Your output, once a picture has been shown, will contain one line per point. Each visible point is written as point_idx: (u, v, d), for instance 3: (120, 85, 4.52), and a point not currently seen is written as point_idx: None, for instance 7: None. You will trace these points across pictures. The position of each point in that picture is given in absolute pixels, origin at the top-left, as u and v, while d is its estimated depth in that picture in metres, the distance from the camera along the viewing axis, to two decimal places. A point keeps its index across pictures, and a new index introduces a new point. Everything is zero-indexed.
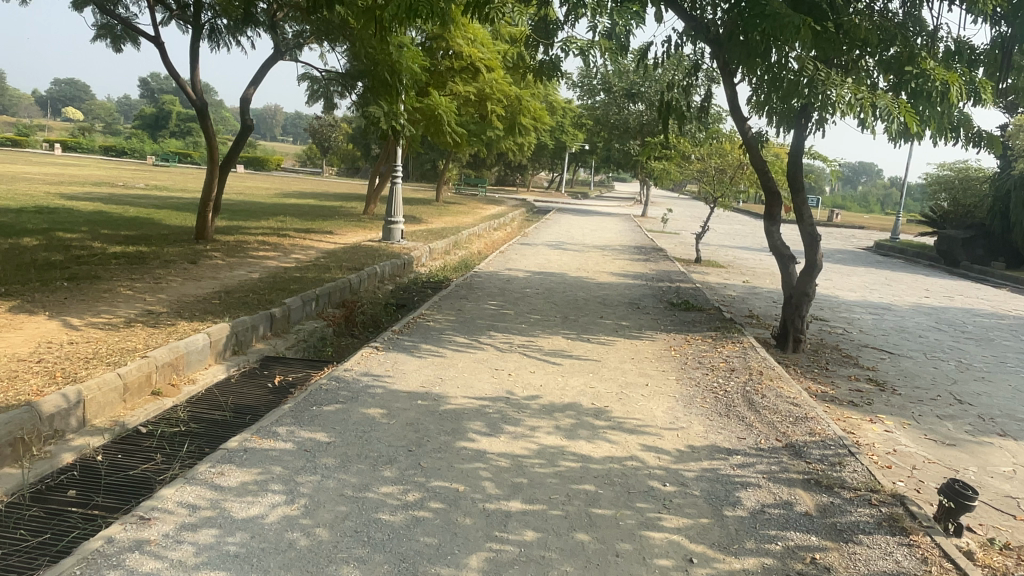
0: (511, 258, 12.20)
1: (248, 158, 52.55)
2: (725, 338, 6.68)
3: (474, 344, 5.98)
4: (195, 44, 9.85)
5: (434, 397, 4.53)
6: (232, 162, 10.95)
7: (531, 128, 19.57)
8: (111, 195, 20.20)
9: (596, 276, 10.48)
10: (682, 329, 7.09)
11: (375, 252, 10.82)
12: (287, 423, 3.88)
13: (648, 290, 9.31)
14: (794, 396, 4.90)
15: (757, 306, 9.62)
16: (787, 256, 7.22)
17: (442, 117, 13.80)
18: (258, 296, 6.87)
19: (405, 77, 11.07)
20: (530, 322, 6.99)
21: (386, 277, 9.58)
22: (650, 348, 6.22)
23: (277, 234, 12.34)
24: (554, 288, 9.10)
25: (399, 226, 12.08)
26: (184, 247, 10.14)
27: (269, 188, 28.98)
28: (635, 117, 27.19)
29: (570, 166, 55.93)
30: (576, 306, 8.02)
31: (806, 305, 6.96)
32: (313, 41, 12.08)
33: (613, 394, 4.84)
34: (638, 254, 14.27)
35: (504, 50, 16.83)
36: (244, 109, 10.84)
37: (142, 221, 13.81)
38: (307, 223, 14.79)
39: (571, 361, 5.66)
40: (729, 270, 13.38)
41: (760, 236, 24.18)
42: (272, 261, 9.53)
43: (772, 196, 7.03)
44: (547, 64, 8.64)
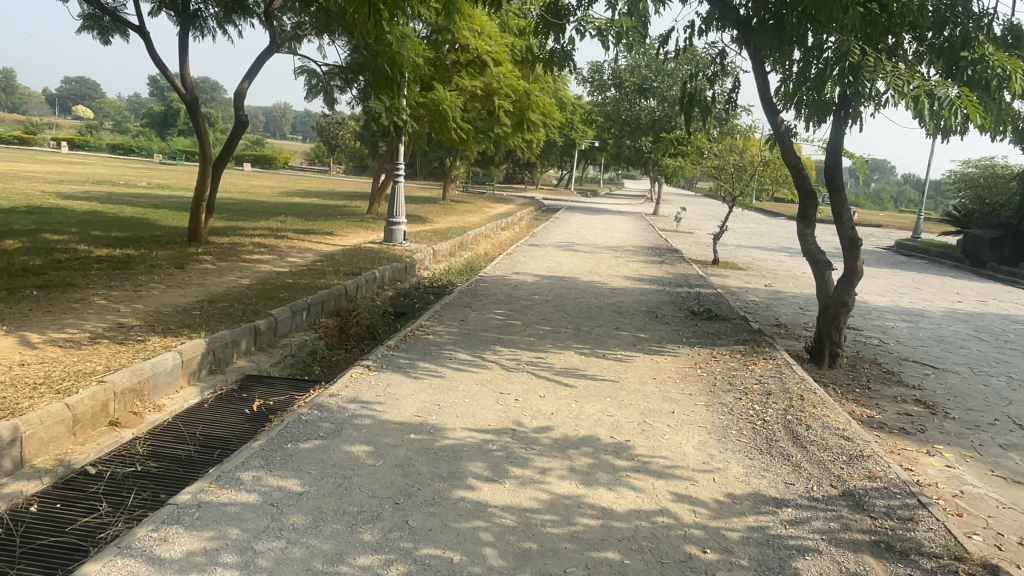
0: (520, 261, 11.61)
1: (255, 155, 52.24)
2: (755, 353, 6.05)
3: (477, 361, 5.37)
4: (184, 36, 9.29)
5: (431, 430, 3.93)
6: (225, 160, 10.40)
7: (541, 124, 18.98)
8: (111, 194, 19.75)
9: (609, 280, 9.86)
10: (706, 342, 6.46)
11: (375, 254, 10.24)
12: (254, 467, 3.29)
13: (666, 297, 8.69)
14: (843, 427, 4.28)
15: (782, 313, 8.98)
16: (822, 261, 6.59)
17: (446, 113, 13.21)
18: (244, 306, 6.30)
19: (407, 70, 10.46)
20: (540, 335, 6.38)
21: (386, 282, 9.00)
22: (672, 365, 5.60)
23: (274, 236, 11.77)
24: (565, 295, 8.49)
25: (401, 226, 11.50)
26: (174, 250, 9.59)
27: (273, 187, 28.43)
28: (647, 113, 26.56)
29: (580, 163, 55.29)
30: (589, 315, 7.41)
31: (844, 316, 6.35)
32: (313, 33, 11.54)
33: (635, 425, 4.22)
34: (652, 255, 13.64)
35: (512, 43, 16.22)
36: (238, 104, 10.27)
37: (137, 222, 13.30)
38: (308, 223, 14.25)
39: (586, 382, 5.05)
40: (749, 273, 12.73)
41: (776, 235, 23.45)
42: (265, 265, 8.98)
43: (807, 196, 6.41)
44: (559, 55, 7.96)
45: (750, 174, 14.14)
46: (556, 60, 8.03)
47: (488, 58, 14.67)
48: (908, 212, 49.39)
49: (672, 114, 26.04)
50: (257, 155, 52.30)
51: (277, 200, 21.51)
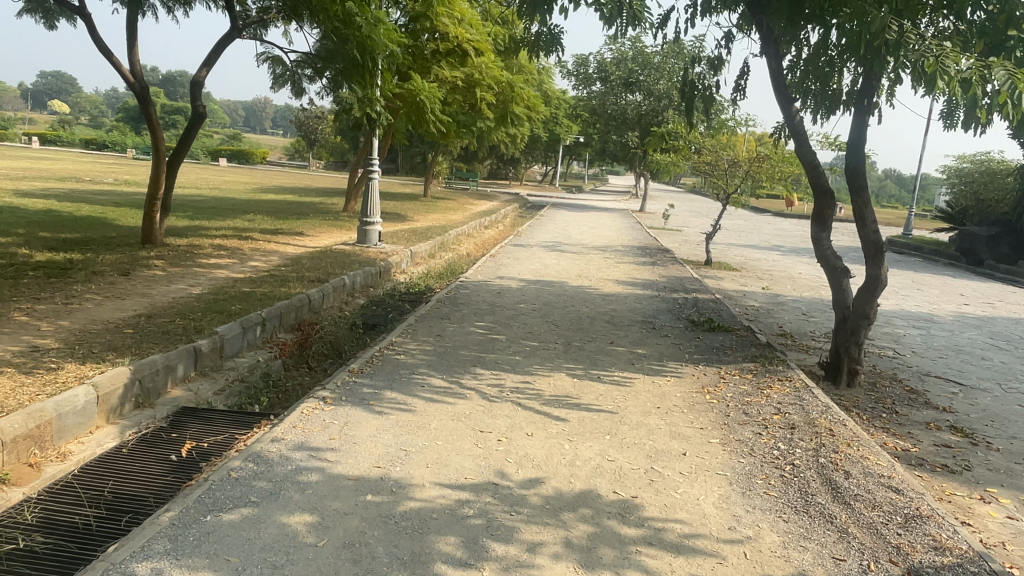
0: (504, 263, 10.86)
1: (233, 150, 51.08)
2: (768, 373, 5.36)
3: (453, 389, 4.61)
4: (132, 19, 8.41)
5: (393, 489, 3.17)
6: (182, 155, 9.55)
7: (526, 118, 18.20)
8: (73, 191, 18.75)
9: (599, 285, 9.15)
10: (712, 359, 5.75)
11: (347, 257, 9.44)
12: (156, 556, 2.53)
13: (662, 304, 7.97)
14: (888, 472, 3.59)
15: (787, 321, 8.30)
16: (839, 268, 5.88)
17: (424, 105, 12.33)
18: (188, 322, 5.51)
19: (379, 57, 9.56)
20: (526, 354, 5.62)
21: (357, 289, 8.22)
22: (677, 390, 4.89)
23: (239, 237, 10.93)
24: (553, 303, 7.75)
25: (376, 227, 10.67)
26: (123, 254, 8.74)
27: (247, 184, 27.35)
28: (633, 107, 25.83)
29: (564, 159, 54.51)
30: (580, 327, 6.68)
31: (864, 330, 5.68)
32: (278, 19, 10.73)
33: (642, 474, 3.50)
34: (642, 255, 12.96)
35: (495, 32, 15.42)
36: (195, 93, 9.43)
37: (91, 221, 12.38)
38: (277, 222, 13.41)
39: (580, 413, 4.31)
40: (745, 275, 12.09)
41: (766, 233, 22.85)
42: (223, 271, 8.16)
43: (823, 194, 5.69)
44: (546, 38, 7.03)
45: (745, 171, 13.32)
46: (543, 42, 7.08)
47: (469, 47, 13.85)
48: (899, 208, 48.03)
49: (659, 108, 25.36)
50: (235, 150, 51.13)
51: (249, 196, 20.62)
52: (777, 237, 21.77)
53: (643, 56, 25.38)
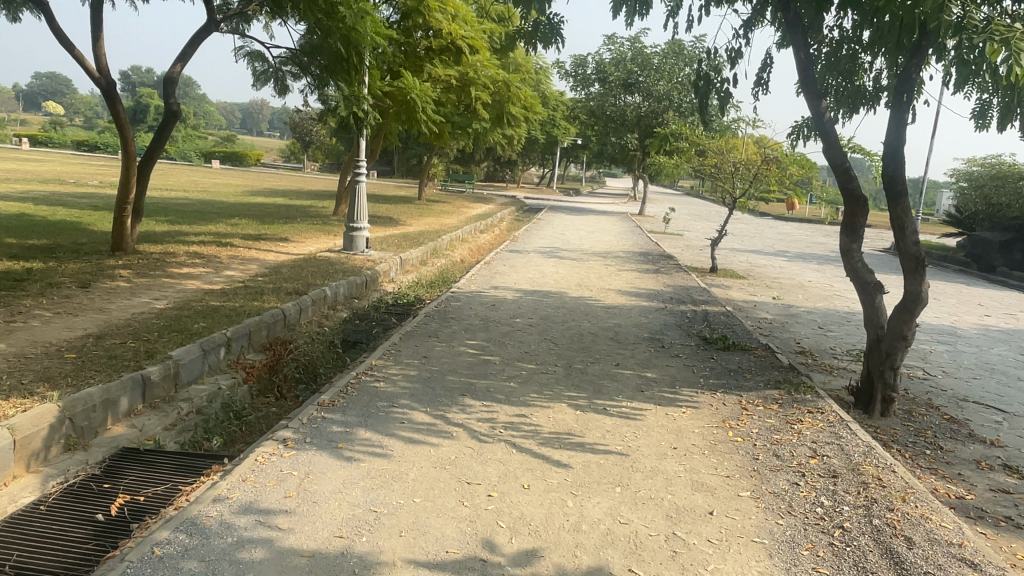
0: (500, 271, 10.25)
1: (226, 152, 50.41)
2: (795, 402, 4.75)
3: (438, 426, 3.99)
4: (96, 9, 7.78)
5: (355, 570, 2.55)
6: (155, 156, 8.92)
7: (523, 119, 17.49)
8: (53, 193, 18.06)
9: (601, 296, 8.55)
10: (731, 385, 5.13)
11: (331, 266, 8.82)
12: None
13: (670, 318, 7.35)
14: (957, 539, 2.99)
15: (804, 336, 7.68)
16: (871, 284, 5.27)
17: (415, 104, 11.70)
18: (140, 345, 4.88)
19: (365, 52, 8.96)
20: (521, 379, 5.00)
21: (339, 301, 7.59)
22: (695, 425, 4.28)
23: (218, 243, 10.32)
24: (551, 317, 7.13)
25: (363, 233, 10.03)
26: (88, 263, 8.10)
27: (238, 187, 26.67)
28: (633, 108, 25.22)
29: (562, 161, 53.93)
30: (582, 346, 6.05)
31: (900, 354, 5.08)
32: (260, 13, 10.13)
33: (662, 544, 2.87)
34: (645, 262, 12.36)
35: (490, 29, 14.78)
36: (169, 90, 8.81)
37: (65, 225, 11.73)
38: (262, 227, 12.79)
39: (584, 457, 3.69)
40: (753, 283, 11.50)
41: (770, 237, 22.28)
42: (194, 282, 7.54)
43: (855, 201, 5.06)
44: (546, 29, 6.39)
45: (754, 173, 12.61)
46: (541, 32, 6.43)
47: (463, 44, 13.23)
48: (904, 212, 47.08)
49: (660, 109, 24.77)
50: (228, 151, 50.44)
51: (237, 199, 19.96)
52: (781, 242, 21.18)
53: (642, 56, 24.90)
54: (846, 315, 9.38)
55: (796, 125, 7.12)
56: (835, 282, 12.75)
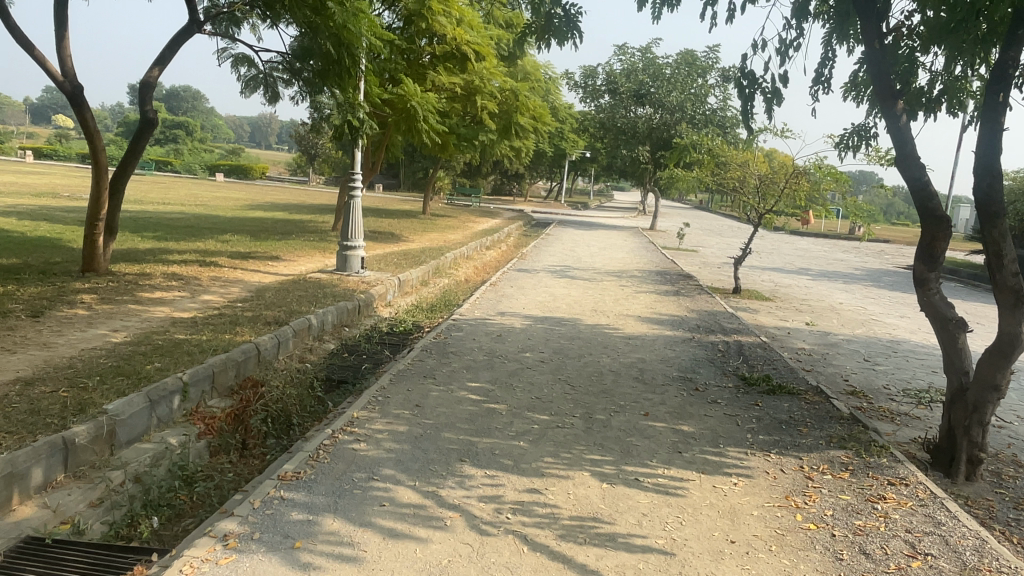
0: (507, 294, 9.40)
1: (231, 165, 49.93)
2: (870, 472, 3.87)
3: (428, 510, 3.12)
4: (60, 5, 7.03)
5: None
6: (129, 167, 8.18)
7: (532, 130, 16.67)
8: (42, 207, 17.36)
9: (619, 323, 7.69)
10: (786, 444, 4.26)
11: (321, 288, 8.00)
12: None
13: (700, 353, 6.46)
14: None
15: (852, 372, 6.77)
16: (952, 320, 4.39)
17: (415, 112, 10.88)
18: (72, 397, 4.05)
19: (359, 54, 8.17)
20: (532, 436, 4.13)
21: (327, 330, 6.76)
22: (753, 505, 3.40)
23: (201, 262, 9.53)
24: (565, 351, 6.25)
25: (357, 252, 9.20)
26: (50, 286, 7.31)
27: (238, 200, 26.02)
28: (644, 120, 24.45)
29: (569, 174, 53.13)
30: (603, 390, 5.17)
31: (990, 406, 4.19)
32: (250, 14, 9.42)
33: None
34: (663, 283, 11.50)
35: (498, 35, 14.03)
36: (144, 95, 8.06)
37: (42, 242, 10.98)
38: (253, 244, 12.02)
39: (617, 559, 2.82)
40: (780, 306, 10.63)
41: (788, 254, 21.34)
42: (164, 309, 6.73)
43: (935, 221, 4.19)
44: (560, 22, 5.58)
45: (781, 188, 11.71)
46: (555, 25, 5.61)
47: (468, 50, 12.45)
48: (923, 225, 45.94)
49: (671, 121, 23.98)
50: (233, 165, 49.92)
51: (235, 214, 19.25)
52: (801, 259, 20.23)
53: (653, 67, 24.19)
54: (890, 344, 8.46)
55: (843, 134, 6.25)
56: (868, 304, 11.81)
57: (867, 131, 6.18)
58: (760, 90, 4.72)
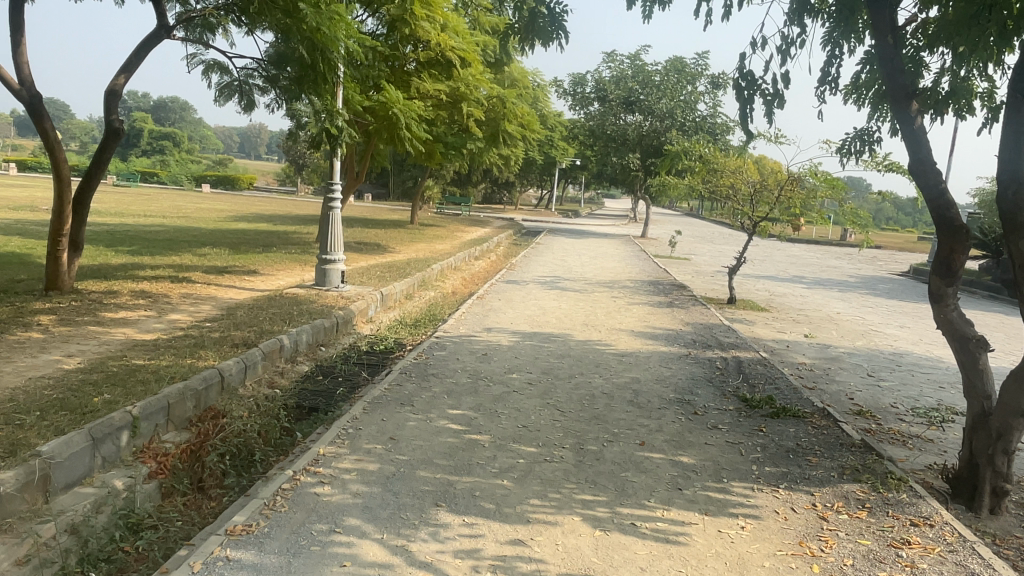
0: (494, 308, 9.02)
1: (218, 176, 49.40)
2: (889, 510, 3.50)
3: (395, 571, 2.73)
4: (16, 10, 6.64)
5: None
6: (94, 179, 7.78)
7: (520, 137, 16.32)
8: (17, 221, 16.84)
9: (611, 338, 7.32)
10: (794, 476, 3.90)
11: (298, 305, 7.60)
12: None
13: (697, 371, 6.09)
14: None
15: (857, 389, 6.42)
16: (972, 339, 4.04)
17: (397, 120, 10.53)
18: (4, 436, 3.64)
19: (335, 59, 7.83)
20: (518, 473, 3.74)
21: (302, 350, 6.36)
22: (763, 555, 3.02)
23: (173, 278, 9.12)
24: (554, 371, 5.87)
25: (337, 266, 8.79)
26: (6, 307, 6.89)
27: (223, 211, 25.58)
28: (634, 128, 24.19)
29: (559, 182, 52.86)
30: (595, 416, 4.79)
31: (1015, 433, 3.83)
32: (225, 20, 9.09)
33: None
34: (656, 294, 11.16)
35: (484, 41, 13.68)
36: (109, 104, 7.67)
37: (10, 259, 10.54)
38: (232, 258, 11.61)
39: None
40: (777, 317, 10.30)
41: (781, 262, 21.05)
42: (126, 331, 6.32)
43: (952, 232, 3.84)
44: (545, 22, 5.24)
45: (776, 195, 11.39)
46: (538, 25, 5.26)
47: (453, 56, 12.12)
48: (914, 231, 45.87)
49: (661, 128, 23.74)
50: (220, 175, 49.36)
51: (218, 226, 18.81)
52: (794, 266, 19.94)
53: (643, 74, 23.98)
54: (893, 357, 8.12)
55: (844, 140, 5.90)
56: (866, 314, 11.49)
57: (870, 136, 5.84)
58: (760, 92, 4.36)
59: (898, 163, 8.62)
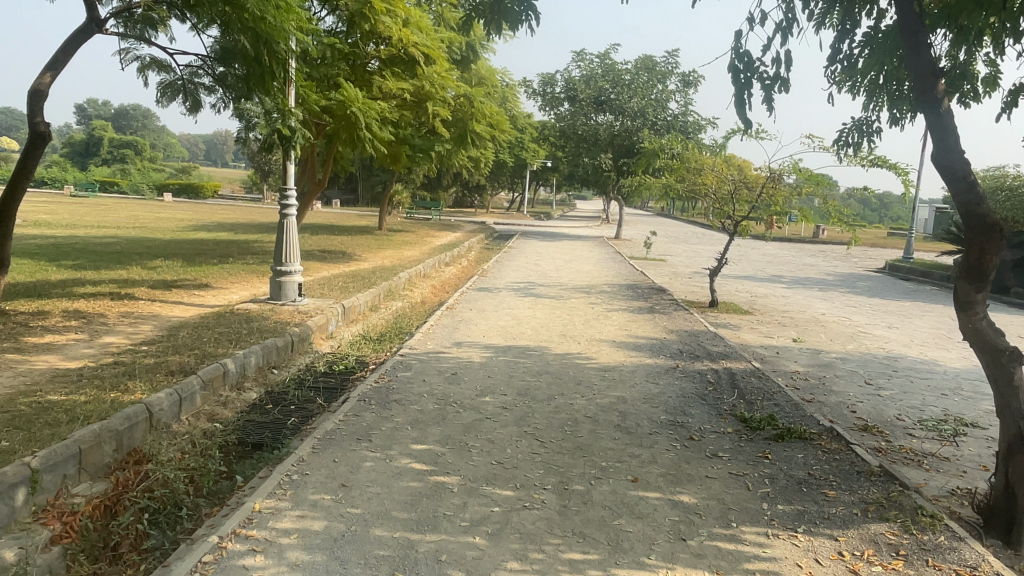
0: (464, 319, 8.42)
1: (181, 184, 48.00)
2: (928, 558, 2.99)
3: None
4: None
5: None
6: (18, 188, 7.02)
7: (489, 138, 15.72)
8: None
9: (591, 351, 6.78)
10: (813, 516, 3.37)
11: (248, 323, 6.92)
12: None
13: (688, 387, 5.56)
14: None
15: (857, 401, 5.95)
16: (1006, 351, 3.54)
17: (356, 120, 9.88)
18: None
19: (284, 50, 7.19)
20: (492, 526, 3.16)
21: (250, 375, 5.68)
22: None
23: (114, 295, 8.35)
24: (532, 392, 5.29)
25: (293, 278, 8.12)
26: None
27: (183, 220, 24.53)
28: (605, 127, 23.73)
29: (531, 185, 52.44)
30: (580, 446, 4.22)
31: None
32: (167, 15, 8.39)
33: None
34: (635, 299, 10.66)
35: (449, 39, 13.04)
36: (34, 105, 6.91)
37: None
38: (184, 270, 10.84)
39: None
40: (761, 320, 9.86)
41: (757, 261, 20.74)
42: (48, 358, 5.58)
43: (988, 232, 3.35)
44: (512, 3, 4.67)
45: (756, 193, 10.95)
46: (505, 6, 4.68)
47: (416, 53, 11.48)
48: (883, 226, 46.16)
49: (633, 128, 23.34)
50: (183, 183, 47.95)
51: (176, 237, 17.91)
52: (771, 266, 19.63)
53: (613, 72, 23.59)
54: (888, 361, 7.68)
55: (841, 130, 5.40)
56: (851, 314, 11.11)
57: (869, 125, 5.36)
58: (758, 76, 3.84)
59: (884, 157, 8.21)
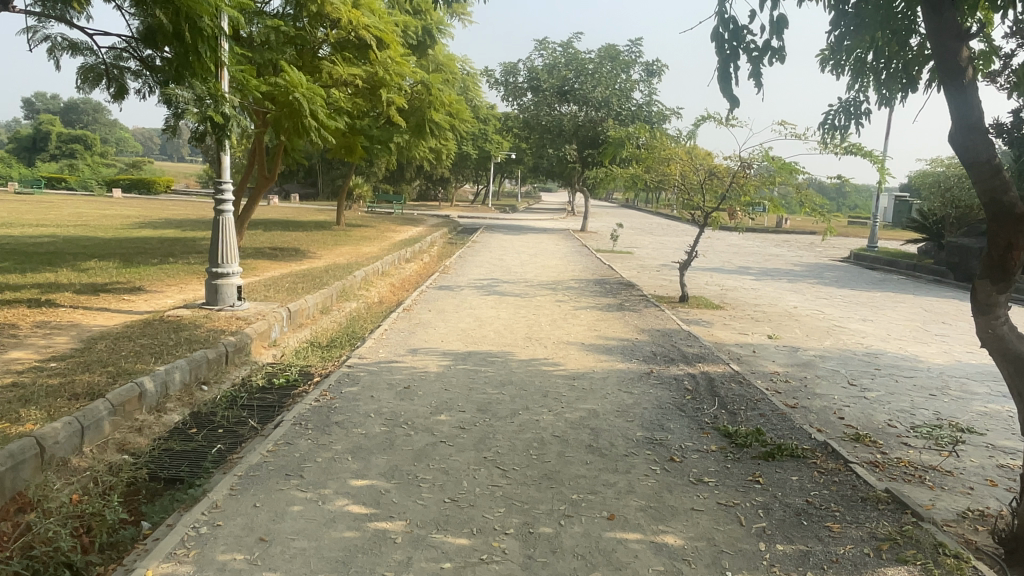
0: (421, 322, 7.83)
1: (133, 179, 46.22)
2: None
3: None
4: None
5: None
6: None
7: (449, 127, 15.06)
8: None
9: (558, 355, 6.24)
10: (819, 559, 2.88)
11: (178, 332, 6.23)
12: None
13: (665, 397, 5.05)
14: None
15: (844, 405, 5.53)
16: None
17: (301, 107, 9.16)
18: None
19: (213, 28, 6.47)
20: None
21: (172, 394, 5.00)
22: None
23: (33, 301, 7.52)
24: (493, 408, 4.72)
25: (231, 281, 7.42)
26: None
27: (130, 217, 23.32)
28: (569, 118, 23.25)
29: (496, 177, 51.86)
30: (547, 474, 3.67)
31: None
32: None
33: None
34: (603, 295, 10.16)
35: (404, 24, 12.35)
36: None
37: None
38: (119, 272, 10.02)
39: None
40: (734, 315, 9.46)
41: (723, 253, 20.50)
42: None
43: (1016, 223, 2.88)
44: None
45: (726, 184, 10.51)
46: None
47: (368, 36, 10.77)
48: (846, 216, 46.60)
49: (597, 118, 22.89)
50: (135, 179, 46.18)
51: (119, 235, 16.88)
52: (739, 257, 19.35)
53: (576, 62, 23.17)
54: (869, 359, 7.30)
55: (827, 112, 4.92)
56: (824, 307, 10.78)
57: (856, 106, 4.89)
58: (745, 47, 3.33)
59: (859, 144, 7.84)
